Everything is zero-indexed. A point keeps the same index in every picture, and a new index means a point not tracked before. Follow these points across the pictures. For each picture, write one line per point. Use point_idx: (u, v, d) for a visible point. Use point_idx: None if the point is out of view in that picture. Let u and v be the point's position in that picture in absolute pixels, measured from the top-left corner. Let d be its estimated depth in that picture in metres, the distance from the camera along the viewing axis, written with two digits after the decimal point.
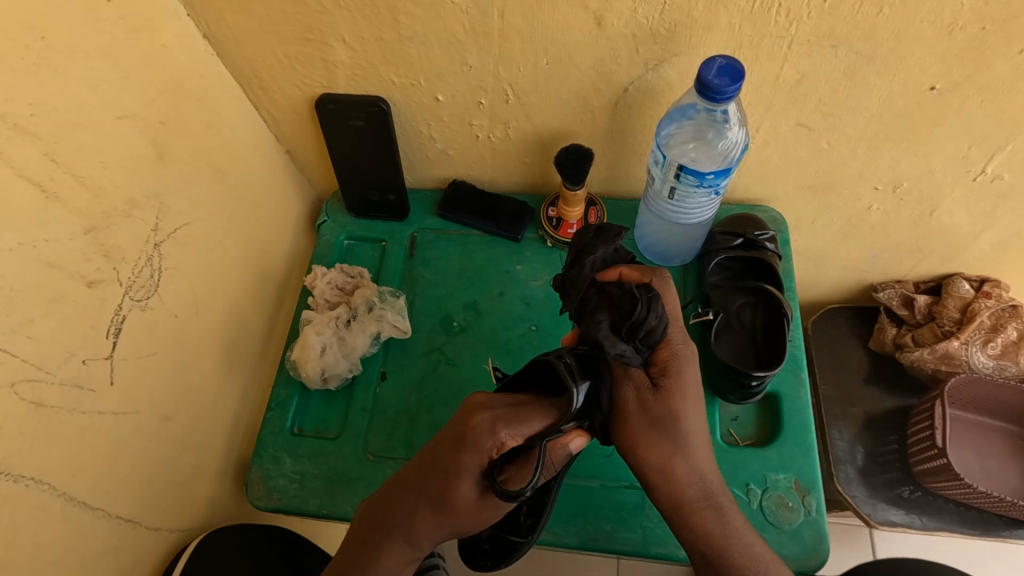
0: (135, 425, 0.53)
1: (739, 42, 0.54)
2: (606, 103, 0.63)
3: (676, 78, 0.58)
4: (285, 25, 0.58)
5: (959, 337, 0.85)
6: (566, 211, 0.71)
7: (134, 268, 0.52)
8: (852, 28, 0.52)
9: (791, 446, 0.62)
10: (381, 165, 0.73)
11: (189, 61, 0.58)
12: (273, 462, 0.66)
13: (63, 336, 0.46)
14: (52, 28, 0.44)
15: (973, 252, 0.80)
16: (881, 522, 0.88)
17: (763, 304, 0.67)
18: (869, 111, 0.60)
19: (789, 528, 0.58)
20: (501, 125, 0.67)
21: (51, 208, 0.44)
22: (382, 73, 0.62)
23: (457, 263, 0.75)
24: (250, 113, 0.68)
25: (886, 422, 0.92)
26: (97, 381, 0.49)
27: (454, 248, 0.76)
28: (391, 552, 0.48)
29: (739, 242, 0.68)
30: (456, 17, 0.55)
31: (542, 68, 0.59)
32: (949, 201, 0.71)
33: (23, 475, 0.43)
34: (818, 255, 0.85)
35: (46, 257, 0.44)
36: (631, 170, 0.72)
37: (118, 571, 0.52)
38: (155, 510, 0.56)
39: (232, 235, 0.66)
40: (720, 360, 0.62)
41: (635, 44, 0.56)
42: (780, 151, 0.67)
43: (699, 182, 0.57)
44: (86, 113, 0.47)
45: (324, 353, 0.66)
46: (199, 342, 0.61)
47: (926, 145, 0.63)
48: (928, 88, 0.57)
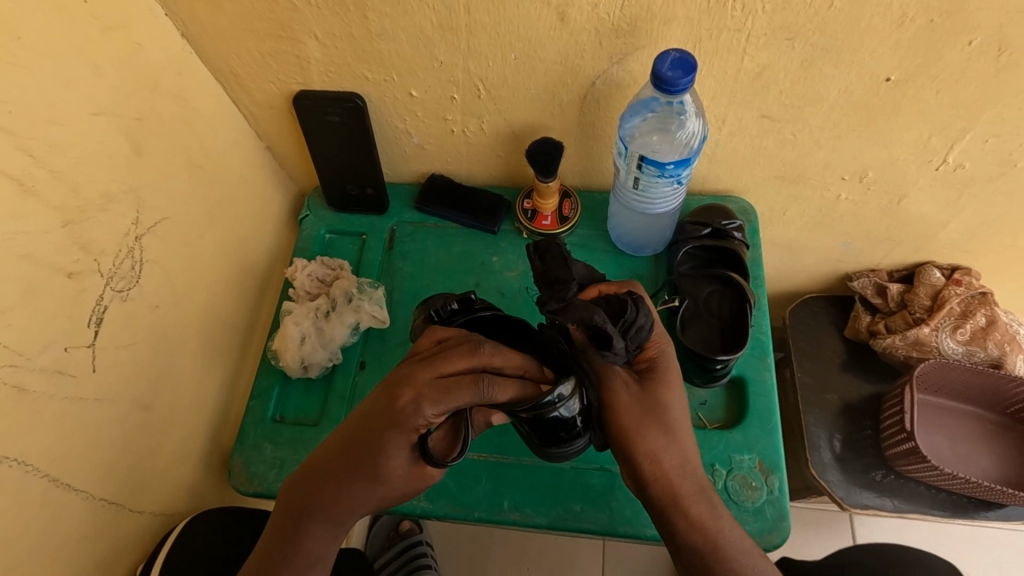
0: (116, 411, 0.55)
1: (698, 36, 0.56)
2: (574, 96, 0.64)
3: (639, 72, 0.60)
4: (260, 23, 0.60)
5: (929, 323, 0.87)
6: (542, 203, 0.73)
7: (115, 259, 0.54)
8: (805, 21, 0.54)
9: (756, 428, 0.64)
10: (358, 159, 0.74)
11: (168, 59, 0.59)
12: (253, 449, 0.68)
13: (44, 325, 0.47)
14: (29, 27, 0.45)
15: (940, 240, 0.81)
16: (855, 505, 0.90)
17: (729, 292, 0.70)
18: (830, 102, 0.62)
19: (751, 507, 0.60)
20: (475, 119, 0.69)
21: (27, 201, 0.45)
22: (356, 70, 0.64)
23: (434, 255, 0.77)
24: (229, 110, 0.70)
25: (860, 408, 0.94)
26: (79, 367, 0.51)
27: (431, 240, 0.78)
28: (316, 532, 0.50)
29: (707, 232, 0.69)
30: (425, 13, 0.57)
31: (510, 62, 0.61)
32: (914, 190, 0.73)
33: (6, 456, 0.45)
34: (791, 245, 0.87)
35: (25, 249, 0.45)
36: (602, 162, 0.73)
37: (101, 552, 0.54)
38: (137, 494, 0.58)
39: (213, 229, 0.68)
40: (686, 346, 0.64)
41: (599, 38, 0.57)
42: (746, 142, 0.69)
43: (660, 172, 0.59)
44: (64, 110, 0.48)
45: (303, 343, 0.68)
46: (180, 332, 0.63)
47: (887, 134, 0.65)
48: (884, 80, 0.59)
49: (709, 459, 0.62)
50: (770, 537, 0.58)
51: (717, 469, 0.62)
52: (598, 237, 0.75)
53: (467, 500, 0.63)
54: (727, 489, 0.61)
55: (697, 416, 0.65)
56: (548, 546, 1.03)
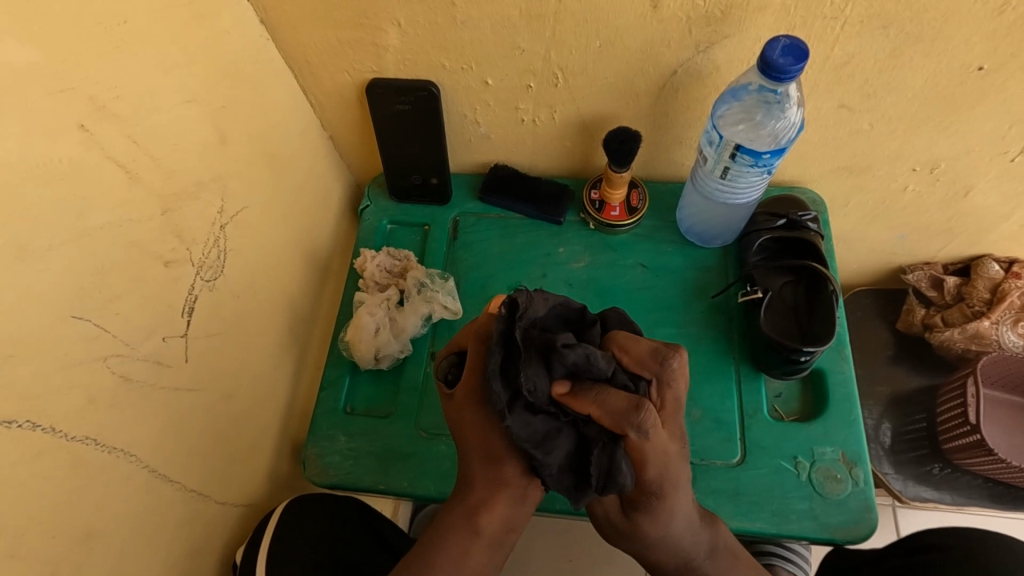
0: (204, 401, 0.55)
1: (791, 23, 0.55)
2: (653, 85, 0.63)
3: (724, 60, 0.59)
4: (339, 9, 0.59)
5: (988, 317, 0.87)
6: (609, 193, 0.72)
7: (203, 248, 0.54)
8: (903, 8, 0.53)
9: (836, 419, 0.64)
10: (425, 149, 0.74)
11: (246, 46, 0.59)
12: (327, 440, 0.67)
13: (146, 313, 0.47)
14: (131, 12, 0.44)
15: (1002, 232, 0.81)
16: (912, 497, 0.91)
17: (804, 283, 0.69)
18: (913, 91, 0.61)
19: (836, 499, 0.60)
20: (547, 109, 0.68)
21: (133, 188, 0.45)
22: (433, 58, 0.63)
23: (499, 246, 0.76)
24: (298, 99, 0.69)
25: (912, 401, 0.94)
26: (173, 357, 0.50)
27: (495, 231, 0.77)
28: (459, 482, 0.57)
29: (781, 223, 0.69)
30: (512, 0, 0.56)
31: (593, 50, 0.60)
32: (983, 181, 0.72)
33: (113, 446, 0.44)
34: (847, 237, 0.87)
35: (130, 236, 0.45)
36: (671, 153, 0.73)
37: (192, 543, 0.54)
38: (221, 485, 0.57)
39: (284, 219, 0.67)
40: (768, 338, 0.63)
41: (689, 26, 0.57)
42: (820, 132, 0.68)
43: (755, 161, 0.60)
44: (161, 96, 0.48)
45: (378, 333, 0.68)
46: (257, 323, 0.63)
47: (967, 124, 0.64)
48: (974, 69, 0.58)
49: (791, 451, 0.63)
50: (856, 529, 0.59)
51: (799, 461, 0.62)
52: (664, 228, 0.75)
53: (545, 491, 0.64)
54: (811, 481, 0.61)
55: (773, 408, 0.66)
56: (595, 544, 0.97)
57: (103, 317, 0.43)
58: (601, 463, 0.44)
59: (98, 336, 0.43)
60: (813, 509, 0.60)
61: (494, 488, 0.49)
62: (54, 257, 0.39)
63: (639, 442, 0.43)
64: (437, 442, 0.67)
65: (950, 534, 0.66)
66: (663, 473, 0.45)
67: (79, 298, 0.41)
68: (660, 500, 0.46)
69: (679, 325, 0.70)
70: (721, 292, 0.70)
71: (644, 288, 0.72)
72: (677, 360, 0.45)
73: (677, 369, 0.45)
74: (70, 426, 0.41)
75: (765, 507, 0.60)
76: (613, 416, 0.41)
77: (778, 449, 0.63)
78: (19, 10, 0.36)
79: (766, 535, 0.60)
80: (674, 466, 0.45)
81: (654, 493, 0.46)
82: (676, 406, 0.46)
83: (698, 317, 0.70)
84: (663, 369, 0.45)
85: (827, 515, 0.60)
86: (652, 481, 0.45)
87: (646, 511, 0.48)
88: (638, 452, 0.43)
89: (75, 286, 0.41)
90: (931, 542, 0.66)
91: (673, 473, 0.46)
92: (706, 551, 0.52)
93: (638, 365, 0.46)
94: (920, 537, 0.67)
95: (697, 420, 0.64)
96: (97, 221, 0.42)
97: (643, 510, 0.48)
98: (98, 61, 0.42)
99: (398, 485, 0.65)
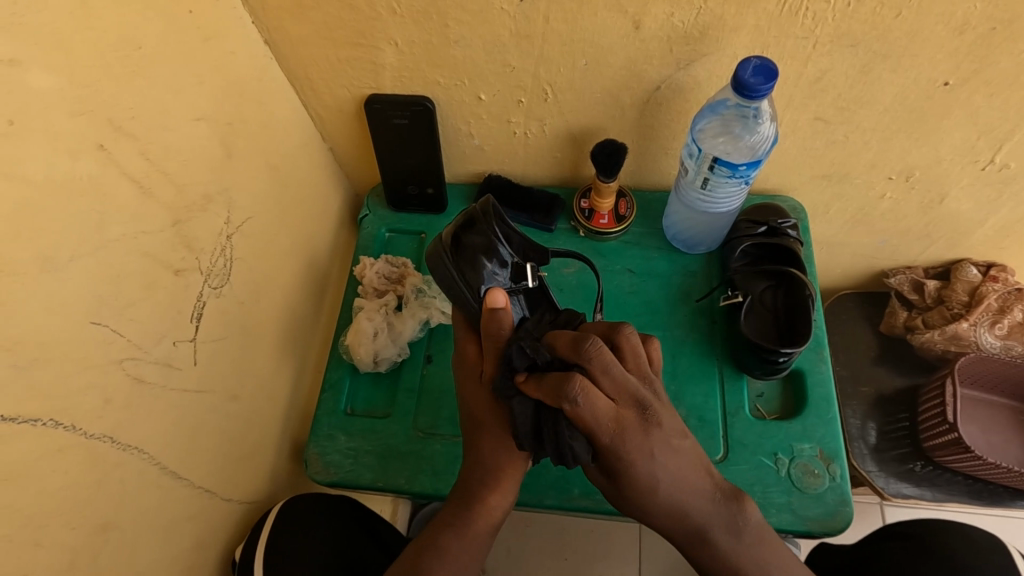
0: (211, 403, 0.57)
1: (765, 43, 0.58)
2: (637, 100, 0.67)
3: (703, 77, 0.63)
4: (339, 30, 0.62)
5: (967, 319, 0.90)
6: (598, 202, 0.76)
7: (210, 258, 0.57)
8: (869, 28, 0.56)
9: (814, 417, 0.67)
10: (420, 161, 0.77)
11: (251, 65, 0.62)
12: (327, 439, 0.70)
13: (156, 319, 0.50)
14: (144, 38, 0.48)
15: (978, 237, 0.83)
16: (894, 495, 0.93)
17: (784, 286, 0.72)
18: (883, 105, 0.64)
19: (814, 493, 0.63)
20: (537, 122, 0.72)
21: (146, 202, 0.48)
22: (428, 74, 0.67)
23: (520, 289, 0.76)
24: (300, 112, 0.72)
25: (896, 401, 0.97)
26: (184, 361, 0.53)
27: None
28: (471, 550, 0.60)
29: (762, 230, 0.72)
30: (503, 21, 0.59)
31: (580, 68, 0.64)
32: (957, 189, 0.75)
33: (128, 445, 0.47)
34: (831, 242, 0.90)
35: (143, 247, 0.48)
36: (657, 163, 0.76)
37: (199, 536, 0.57)
38: (227, 482, 0.60)
39: (287, 229, 0.70)
40: (748, 339, 0.66)
41: (669, 45, 0.60)
42: (799, 143, 0.71)
43: (732, 173, 0.63)
44: (171, 115, 0.51)
45: (376, 337, 0.71)
46: (261, 329, 0.66)
47: (936, 135, 0.67)
48: (940, 84, 0.61)
49: (771, 448, 0.66)
50: (832, 522, 0.62)
51: (779, 458, 0.65)
52: (652, 235, 0.78)
53: (536, 487, 0.67)
54: (790, 476, 0.64)
55: (755, 407, 0.69)
56: (586, 543, 1.00)
57: (119, 323, 0.46)
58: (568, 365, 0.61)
59: (114, 341, 0.46)
60: (792, 502, 0.63)
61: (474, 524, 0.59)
62: (74, 268, 0.42)
63: (578, 411, 0.48)
64: (433, 441, 0.70)
65: (919, 524, 0.69)
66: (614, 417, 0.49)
67: (96, 305, 0.44)
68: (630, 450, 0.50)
69: (664, 328, 0.73)
70: (705, 297, 0.73)
71: (633, 293, 0.75)
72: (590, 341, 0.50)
73: (580, 388, 0.47)
74: (88, 425, 0.43)
75: None
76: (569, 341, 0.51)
77: (759, 446, 0.66)
78: (44, 40, 0.39)
79: None
80: (630, 427, 0.49)
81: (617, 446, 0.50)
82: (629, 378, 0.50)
83: (683, 320, 0.73)
84: (618, 332, 0.53)
85: (806, 508, 0.63)
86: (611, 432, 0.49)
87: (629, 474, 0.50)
88: (580, 417, 0.48)
89: (93, 294, 0.44)
90: (901, 530, 0.69)
91: (627, 420, 0.49)
92: (723, 526, 0.52)
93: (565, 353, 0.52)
94: (894, 526, 0.70)
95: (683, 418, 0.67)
96: (111, 234, 0.45)
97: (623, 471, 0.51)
98: (113, 85, 0.45)
99: (396, 483, 0.68)
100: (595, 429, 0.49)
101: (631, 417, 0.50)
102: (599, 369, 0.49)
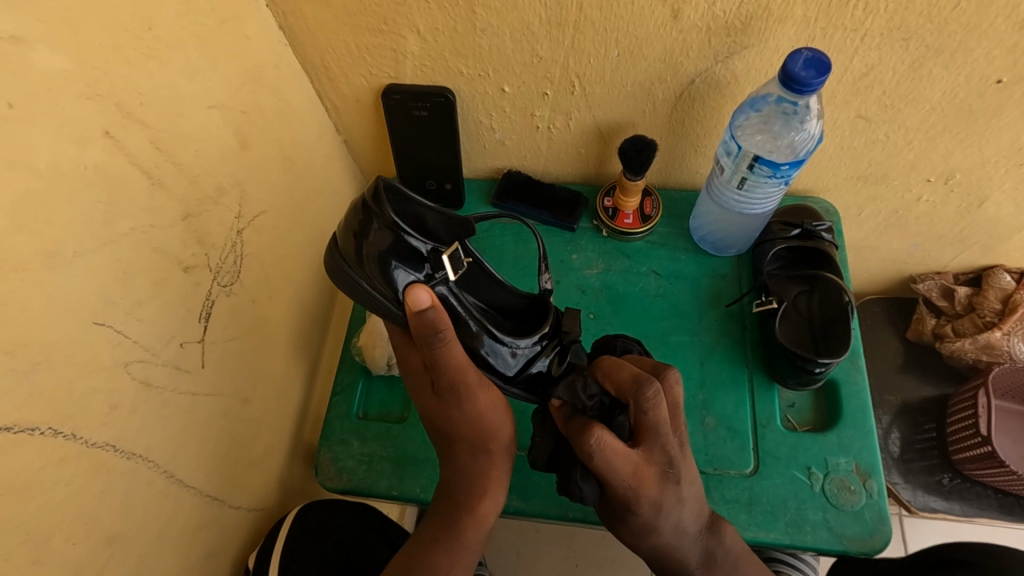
0: (221, 406, 0.55)
1: (811, 34, 0.55)
2: (670, 94, 0.64)
3: (743, 71, 0.60)
4: (360, 16, 0.59)
5: (1000, 328, 0.86)
6: (623, 201, 0.73)
7: (221, 254, 0.54)
8: (925, 21, 0.53)
9: (850, 430, 0.64)
10: (438, 156, 0.74)
11: (267, 51, 0.59)
12: (340, 444, 0.68)
13: (165, 319, 0.47)
14: (157, 19, 0.44)
15: (1015, 243, 0.80)
16: (921, 507, 0.91)
17: (818, 292, 0.70)
18: (931, 103, 0.61)
19: (851, 510, 0.60)
20: (563, 116, 0.68)
21: (156, 194, 0.45)
22: (452, 64, 0.63)
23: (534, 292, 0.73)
24: (315, 102, 0.69)
25: (923, 411, 0.94)
26: (193, 363, 0.50)
27: (528, 276, 0.75)
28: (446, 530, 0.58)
29: (796, 233, 0.69)
30: (533, 8, 0.56)
31: (612, 59, 0.61)
32: (998, 193, 0.72)
33: (133, 453, 0.44)
34: (860, 246, 0.87)
35: (153, 242, 0.45)
36: (686, 161, 0.73)
37: (206, 547, 0.54)
38: (236, 489, 0.58)
39: (301, 224, 0.68)
40: (782, 347, 0.63)
41: (709, 36, 0.56)
42: (837, 142, 0.68)
43: (773, 173, 0.60)
44: (184, 103, 0.48)
45: (391, 338, 0.68)
46: (274, 328, 0.63)
47: (983, 136, 0.64)
48: (993, 82, 0.58)
49: (805, 461, 0.63)
50: (871, 540, 0.59)
51: (813, 472, 0.62)
52: (678, 236, 0.75)
53: (559, 498, 0.65)
54: (825, 491, 0.61)
55: (786, 418, 0.66)
56: (597, 547, 0.96)
57: (126, 323, 0.43)
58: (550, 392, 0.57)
59: (121, 343, 0.43)
60: (829, 519, 0.60)
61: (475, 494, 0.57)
62: (80, 263, 0.39)
63: (592, 462, 0.46)
64: None
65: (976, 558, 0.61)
66: (629, 484, 0.47)
67: (104, 303, 0.41)
68: (636, 505, 0.48)
69: (692, 333, 0.70)
70: (735, 301, 0.70)
71: (659, 296, 0.72)
72: (652, 387, 0.47)
73: (599, 449, 0.45)
74: (92, 433, 0.41)
75: (781, 517, 0.60)
76: (621, 385, 0.49)
77: (792, 459, 0.63)
78: (48, 17, 0.36)
79: (781, 545, 0.60)
80: (647, 483, 0.47)
81: (622, 498, 0.48)
82: (661, 430, 0.47)
83: (712, 324, 0.71)
84: (641, 392, 0.47)
85: (843, 526, 0.60)
86: (619, 488, 0.47)
87: (623, 514, 0.50)
88: (593, 468, 0.46)
89: (101, 292, 0.41)
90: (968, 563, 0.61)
91: (646, 476, 0.47)
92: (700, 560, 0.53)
93: (622, 388, 0.49)
94: (948, 553, 0.66)
95: (712, 429, 0.65)
96: (121, 228, 0.42)
97: (622, 513, 0.50)
98: (124, 69, 0.42)
99: (412, 492, 0.65)
100: (606, 480, 0.47)
101: (650, 475, 0.47)
102: (651, 425, 0.47)
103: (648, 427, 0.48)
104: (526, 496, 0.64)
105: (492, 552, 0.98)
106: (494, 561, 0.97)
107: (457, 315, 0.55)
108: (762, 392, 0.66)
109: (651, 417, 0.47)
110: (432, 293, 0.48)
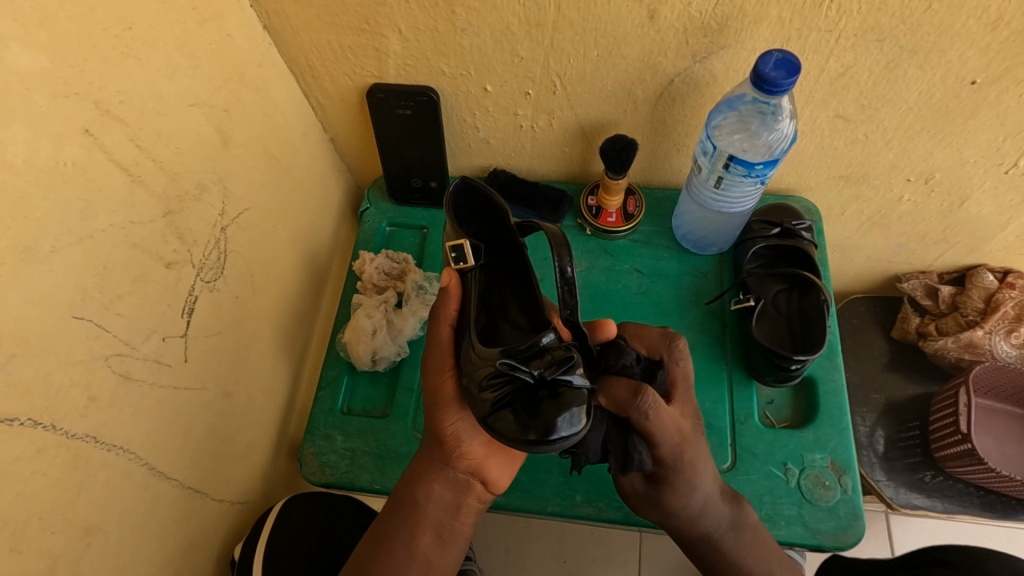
0: (204, 400, 0.55)
1: (787, 35, 0.56)
2: (650, 94, 0.64)
3: (721, 71, 0.60)
4: (342, 16, 0.60)
5: (982, 326, 0.87)
6: (606, 199, 0.73)
7: (203, 250, 0.54)
8: (898, 22, 0.53)
9: (827, 427, 0.65)
10: (423, 154, 0.75)
11: (250, 50, 0.60)
12: (324, 439, 0.68)
13: (145, 314, 0.48)
14: (136, 18, 0.45)
15: (997, 242, 0.81)
16: (903, 505, 0.92)
17: (797, 291, 0.71)
18: (908, 103, 0.62)
19: (825, 506, 0.61)
20: (545, 115, 0.69)
21: (136, 190, 0.46)
22: (434, 63, 0.64)
23: None
24: (300, 101, 0.69)
25: (907, 409, 0.95)
26: (174, 358, 0.51)
27: None
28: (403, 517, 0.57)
29: (776, 231, 0.70)
30: (512, 8, 0.57)
31: (592, 59, 0.61)
32: (979, 192, 0.72)
33: (112, 444, 0.45)
34: (844, 245, 0.87)
35: (132, 238, 0.46)
36: (668, 160, 0.73)
37: (188, 539, 0.55)
38: (218, 483, 0.58)
39: (285, 221, 0.68)
40: (761, 345, 0.64)
41: (686, 37, 0.57)
42: (817, 142, 0.69)
43: (748, 172, 0.61)
44: (164, 101, 0.48)
45: (374, 335, 0.69)
46: (258, 323, 0.64)
47: (962, 136, 0.64)
48: (968, 82, 0.58)
49: (782, 457, 0.64)
50: (845, 536, 0.60)
51: (789, 468, 0.63)
52: (660, 234, 0.76)
53: (539, 493, 0.65)
54: (800, 487, 0.62)
55: (764, 414, 0.67)
56: (586, 544, 0.97)
57: (105, 317, 0.44)
58: (563, 421, 0.45)
59: (100, 337, 0.43)
60: (803, 514, 0.61)
61: (433, 478, 0.56)
62: (58, 259, 0.40)
63: (647, 425, 0.49)
64: None
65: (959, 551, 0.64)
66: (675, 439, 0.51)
67: (82, 298, 0.42)
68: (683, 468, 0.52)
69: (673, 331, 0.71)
70: (715, 299, 0.71)
71: (641, 294, 0.73)
72: (683, 341, 0.55)
73: (653, 404, 0.49)
74: (70, 424, 0.41)
75: (756, 512, 0.61)
76: (650, 345, 0.56)
77: (769, 455, 0.64)
78: (26, 19, 0.37)
79: None
80: (688, 439, 0.52)
81: (675, 461, 0.51)
82: (687, 383, 0.55)
83: (693, 322, 0.71)
84: (673, 349, 0.55)
85: (817, 521, 0.61)
86: (671, 450, 0.51)
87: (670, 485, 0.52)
88: (646, 430, 0.49)
89: (79, 287, 0.41)
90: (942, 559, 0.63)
91: (686, 434, 0.52)
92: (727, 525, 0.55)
93: (651, 348, 0.56)
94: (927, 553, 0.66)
95: None
96: (99, 224, 0.43)
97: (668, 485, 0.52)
98: (102, 67, 0.43)
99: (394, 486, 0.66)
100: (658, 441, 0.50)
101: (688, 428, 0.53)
102: (680, 378, 0.54)
103: (678, 381, 0.54)
104: (506, 491, 0.65)
105: (480, 548, 0.99)
106: (481, 558, 0.97)
107: (468, 315, 0.53)
108: (740, 389, 0.67)
109: (678, 370, 0.55)
110: (455, 277, 0.54)
